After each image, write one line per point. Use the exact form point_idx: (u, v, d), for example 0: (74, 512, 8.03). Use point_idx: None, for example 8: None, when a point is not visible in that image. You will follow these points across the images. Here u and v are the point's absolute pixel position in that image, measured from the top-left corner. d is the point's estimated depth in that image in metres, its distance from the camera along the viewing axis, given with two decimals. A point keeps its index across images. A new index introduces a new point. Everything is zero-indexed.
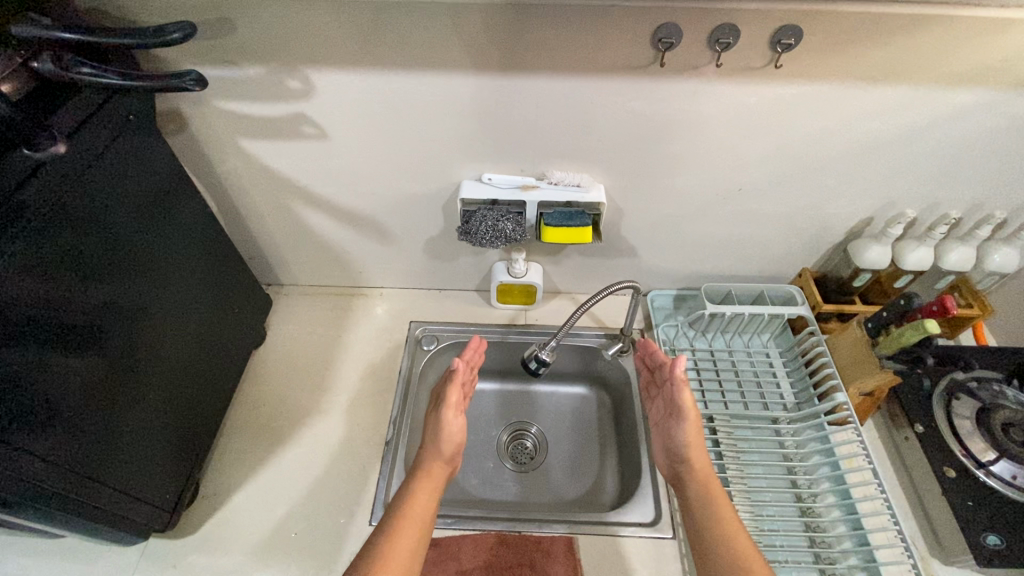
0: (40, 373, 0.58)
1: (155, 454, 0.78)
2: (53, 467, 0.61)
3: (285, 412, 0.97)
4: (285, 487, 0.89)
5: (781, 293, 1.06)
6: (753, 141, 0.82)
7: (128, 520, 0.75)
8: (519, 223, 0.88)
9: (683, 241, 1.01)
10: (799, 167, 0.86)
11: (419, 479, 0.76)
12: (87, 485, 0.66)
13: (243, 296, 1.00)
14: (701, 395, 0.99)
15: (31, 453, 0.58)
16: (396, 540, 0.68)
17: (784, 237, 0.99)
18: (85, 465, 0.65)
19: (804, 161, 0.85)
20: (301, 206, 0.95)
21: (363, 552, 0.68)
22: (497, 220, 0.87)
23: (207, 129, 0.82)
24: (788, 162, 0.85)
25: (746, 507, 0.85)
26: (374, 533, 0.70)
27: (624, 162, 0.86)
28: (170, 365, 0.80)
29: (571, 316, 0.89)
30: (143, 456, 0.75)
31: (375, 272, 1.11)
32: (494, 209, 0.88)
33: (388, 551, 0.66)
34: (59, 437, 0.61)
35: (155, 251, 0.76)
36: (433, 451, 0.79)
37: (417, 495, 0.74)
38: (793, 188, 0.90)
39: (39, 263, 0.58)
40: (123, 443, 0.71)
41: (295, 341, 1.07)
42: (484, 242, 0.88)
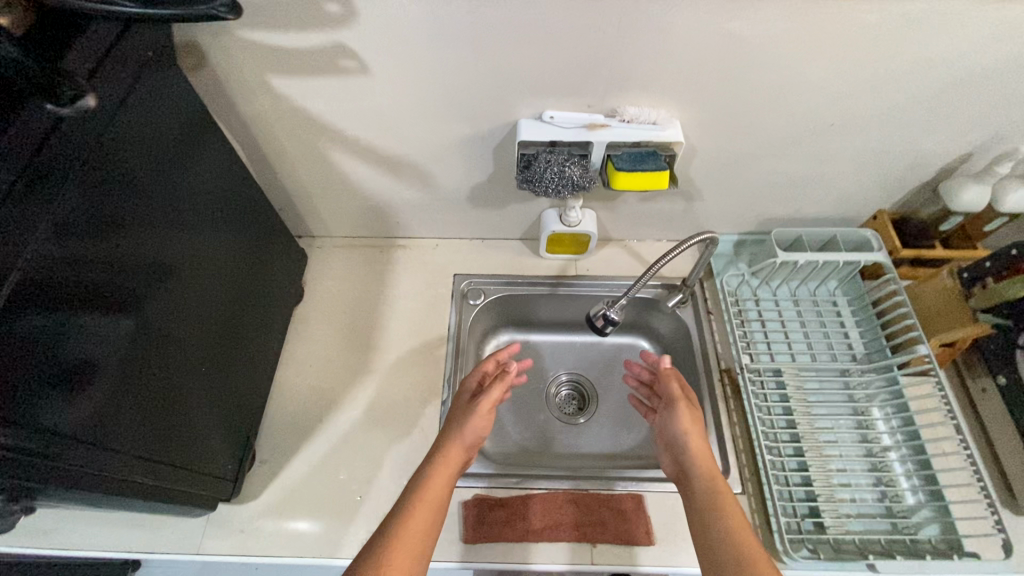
0: (87, 353, 0.52)
1: (208, 427, 0.74)
2: (111, 452, 0.56)
3: (333, 373, 0.94)
4: (343, 450, 0.87)
5: (854, 238, 0.98)
6: (859, 68, 0.71)
7: (191, 495, 0.72)
8: (585, 168, 0.78)
9: (754, 182, 0.92)
10: (902, 99, 0.76)
11: (437, 462, 0.74)
12: (147, 460, 0.62)
13: (278, 253, 0.93)
14: (768, 347, 0.96)
15: (82, 440, 0.52)
16: (411, 519, 0.67)
17: (866, 177, 0.91)
18: (142, 442, 0.61)
19: (910, 92, 0.75)
20: (336, 152, 0.86)
21: (380, 530, 0.66)
22: (562, 166, 0.76)
23: (230, 64, 0.70)
24: (893, 92, 0.75)
25: (816, 463, 0.85)
26: (389, 515, 0.68)
27: (707, 95, 0.75)
28: (213, 334, 0.75)
29: (642, 276, 0.81)
30: (198, 430, 0.72)
31: (414, 222, 1.03)
32: (554, 152, 0.78)
33: (401, 530, 0.65)
34: (113, 417, 0.56)
35: (189, 213, 0.68)
36: (452, 437, 0.77)
37: (434, 480, 0.72)
38: (891, 122, 0.80)
39: (76, 233, 0.51)
40: (177, 416, 0.67)
41: (335, 298, 1.01)
42: (547, 192, 0.78)
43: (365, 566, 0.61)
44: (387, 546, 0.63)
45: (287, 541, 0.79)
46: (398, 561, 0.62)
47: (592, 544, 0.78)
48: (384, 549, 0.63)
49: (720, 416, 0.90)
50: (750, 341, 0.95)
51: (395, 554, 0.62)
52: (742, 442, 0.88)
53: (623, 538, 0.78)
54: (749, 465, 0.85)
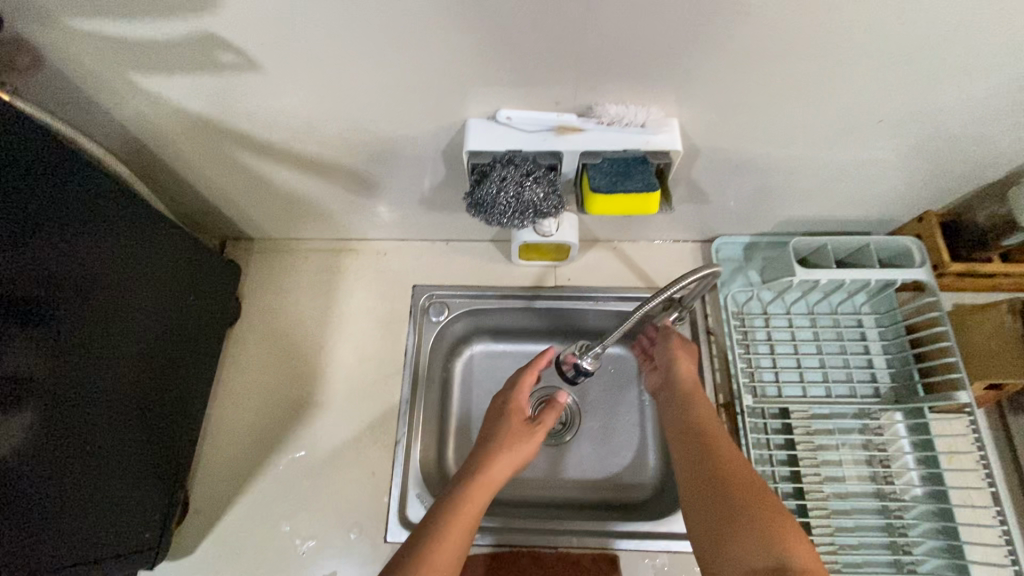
0: None
1: (141, 462, 0.69)
2: None
3: (276, 406, 0.83)
4: (284, 497, 0.78)
5: (891, 244, 0.80)
6: (922, 53, 0.52)
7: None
8: (551, 187, 0.63)
9: (769, 183, 0.74)
10: (974, 91, 0.57)
11: (479, 481, 0.64)
12: (69, 509, 0.57)
13: (201, 274, 0.80)
14: (775, 377, 0.81)
15: None
16: (444, 544, 0.56)
17: (914, 177, 0.72)
18: (60, 490, 0.56)
19: (986, 82, 0.55)
20: (249, 156, 0.70)
21: (399, 554, 0.56)
22: (519, 188, 0.62)
23: (77, 63, 0.54)
24: (966, 81, 0.55)
25: (822, 523, 0.73)
26: (416, 535, 0.58)
27: (711, 88, 0.56)
28: (142, 356, 0.68)
29: (651, 300, 0.64)
30: (129, 470, 0.66)
31: (365, 225, 0.88)
32: (512, 168, 0.61)
33: (435, 555, 0.55)
34: (16, 475, 0.51)
35: (57, 264, 0.54)
36: (499, 457, 0.67)
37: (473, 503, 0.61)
38: (957, 116, 0.60)
39: None
40: (104, 453, 0.62)
41: (277, 313, 0.89)
42: (505, 218, 0.66)
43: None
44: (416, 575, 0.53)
45: None
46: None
47: None
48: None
49: None
50: (754, 371, 0.80)
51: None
52: None
53: None
54: None
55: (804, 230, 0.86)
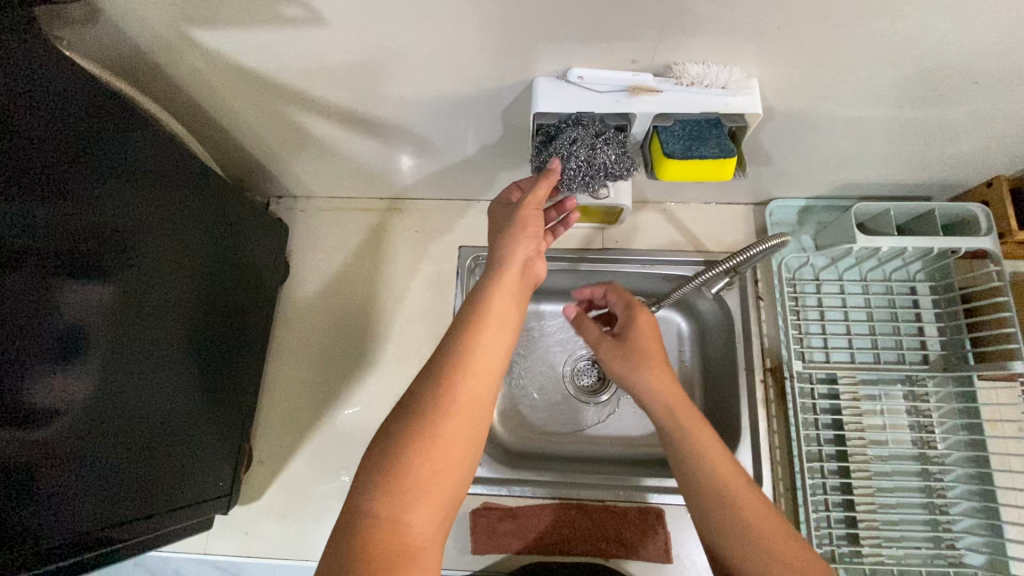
0: (35, 413, 0.47)
1: (207, 410, 0.72)
2: (87, 502, 0.54)
3: (328, 365, 0.85)
4: (342, 450, 0.81)
5: (956, 211, 0.78)
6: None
7: (186, 525, 0.70)
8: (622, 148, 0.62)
9: (835, 145, 0.72)
10: None
11: (485, 299, 0.54)
12: (142, 451, 0.60)
13: (253, 233, 0.80)
14: (823, 343, 0.81)
15: (49, 503, 0.49)
16: (459, 384, 0.48)
17: (991, 141, 0.69)
18: (135, 436, 0.59)
19: None
20: (301, 113, 0.68)
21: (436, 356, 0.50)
22: (592, 147, 0.60)
23: (133, 17, 0.52)
24: None
25: (863, 482, 0.75)
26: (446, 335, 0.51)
27: (797, 47, 0.54)
28: (197, 309, 0.69)
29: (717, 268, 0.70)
30: (193, 418, 0.69)
31: (411, 184, 0.87)
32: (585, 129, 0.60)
33: (452, 397, 0.47)
34: (123, 414, 0.57)
35: (134, 227, 0.58)
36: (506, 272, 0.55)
37: (501, 291, 0.54)
38: None
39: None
40: (167, 402, 0.64)
41: (325, 272, 0.89)
42: (572, 183, 0.64)
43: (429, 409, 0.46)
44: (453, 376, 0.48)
45: (290, 544, 0.77)
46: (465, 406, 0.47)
47: (604, 559, 0.76)
48: (453, 377, 0.48)
49: (759, 422, 0.80)
50: (804, 336, 0.81)
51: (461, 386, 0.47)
52: (780, 454, 0.79)
53: (637, 556, 0.76)
54: (785, 477, 0.78)
55: (864, 194, 0.84)
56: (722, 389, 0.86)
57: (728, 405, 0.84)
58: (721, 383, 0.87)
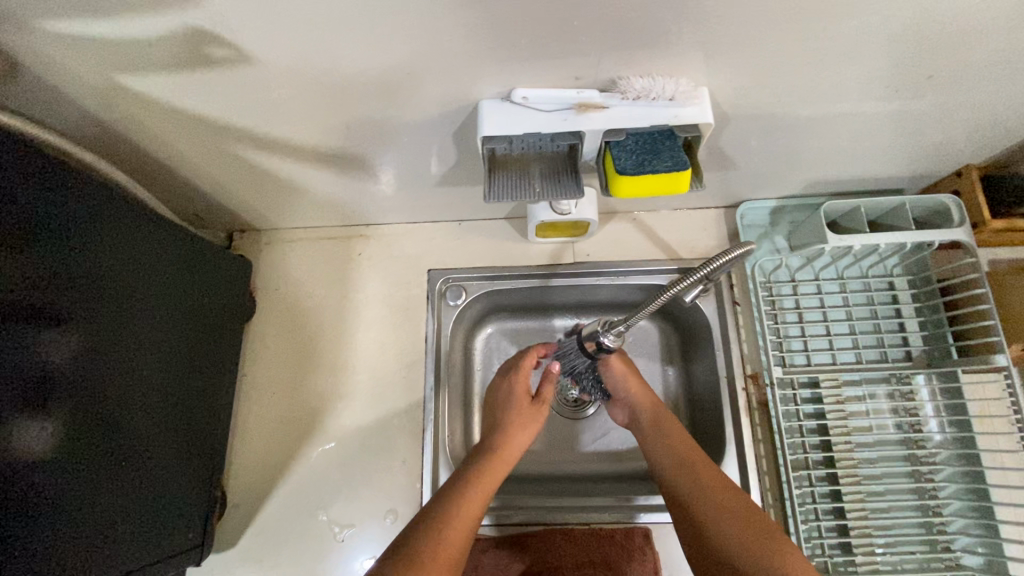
0: (23, 470, 0.48)
1: (180, 452, 0.70)
2: (77, 555, 0.54)
3: (300, 401, 0.83)
4: (318, 488, 0.79)
5: (928, 203, 0.76)
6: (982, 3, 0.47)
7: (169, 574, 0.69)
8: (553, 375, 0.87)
9: (798, 144, 0.70)
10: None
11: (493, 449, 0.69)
12: (129, 497, 0.61)
13: (219, 268, 0.79)
14: (803, 346, 0.80)
15: (38, 560, 0.49)
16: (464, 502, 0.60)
17: (956, 131, 0.68)
18: (123, 483, 0.60)
19: None
20: (248, 149, 0.67)
21: (470, 457, 0.69)
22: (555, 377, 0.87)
23: (54, 68, 0.50)
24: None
25: (853, 489, 0.73)
26: (475, 448, 0.70)
27: (744, 54, 0.52)
28: (169, 347, 0.68)
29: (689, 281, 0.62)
30: (167, 460, 0.67)
31: (374, 210, 0.85)
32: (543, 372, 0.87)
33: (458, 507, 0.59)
34: (112, 462, 0.58)
35: (106, 275, 0.58)
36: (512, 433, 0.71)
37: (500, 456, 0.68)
38: (1009, 68, 0.56)
39: None
40: (142, 443, 0.63)
41: (293, 305, 0.87)
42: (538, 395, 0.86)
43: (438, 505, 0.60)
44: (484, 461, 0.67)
45: None
46: (483, 485, 0.63)
47: None
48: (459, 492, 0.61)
49: (743, 432, 0.78)
50: (783, 341, 0.79)
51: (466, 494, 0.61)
52: (766, 463, 0.77)
53: None
54: (773, 487, 0.76)
55: (835, 190, 0.82)
56: (706, 400, 0.84)
57: (713, 415, 0.83)
58: (705, 393, 0.85)
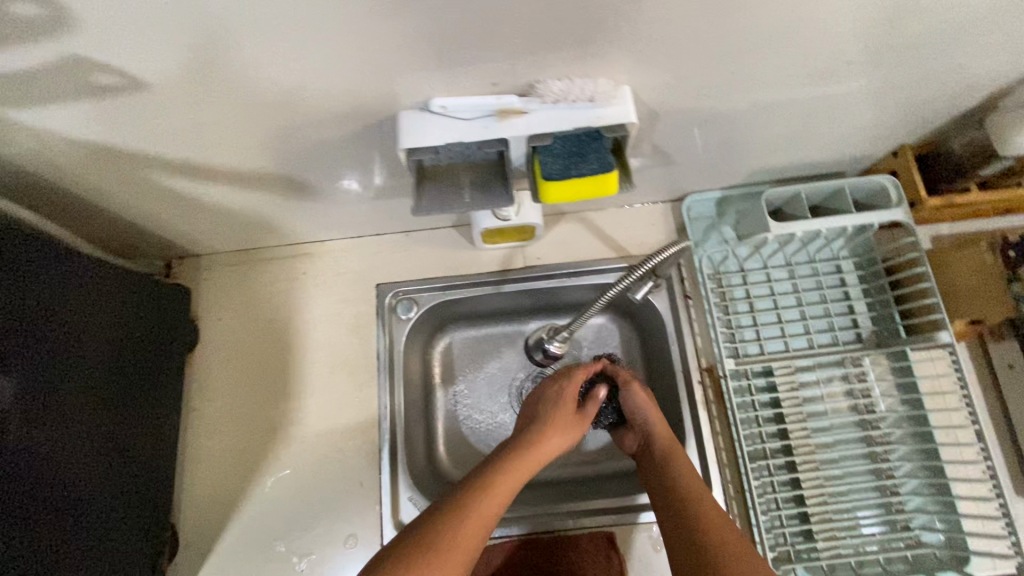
0: None
1: (122, 494, 0.67)
2: None
3: (251, 431, 0.80)
4: (275, 518, 0.77)
5: (865, 184, 0.77)
6: None
7: None
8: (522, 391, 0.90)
9: (732, 136, 0.70)
10: (937, 22, 0.52)
11: (525, 445, 0.64)
12: (68, 546, 0.57)
13: (152, 295, 0.75)
14: (756, 336, 0.79)
15: None
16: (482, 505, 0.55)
17: (884, 113, 0.68)
18: (60, 532, 0.56)
19: (950, 12, 0.51)
20: (166, 176, 0.64)
21: (499, 451, 0.64)
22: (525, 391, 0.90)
23: None
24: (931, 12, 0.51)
25: (812, 476, 0.73)
26: (507, 444, 0.65)
27: (660, 52, 0.52)
28: (105, 386, 0.64)
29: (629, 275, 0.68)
30: (110, 508, 0.64)
31: (315, 227, 0.82)
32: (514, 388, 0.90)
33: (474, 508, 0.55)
34: (49, 511, 0.55)
35: (30, 319, 0.55)
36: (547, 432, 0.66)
37: (532, 454, 0.63)
38: (924, 48, 0.56)
39: None
40: (82, 494, 0.60)
41: (238, 331, 0.84)
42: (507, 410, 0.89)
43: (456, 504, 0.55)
44: (516, 454, 0.62)
45: None
46: (505, 487, 0.58)
47: None
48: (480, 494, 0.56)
49: (702, 426, 0.78)
50: (735, 332, 0.79)
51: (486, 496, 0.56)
52: (726, 455, 0.77)
53: None
54: (734, 480, 0.76)
55: (777, 178, 0.82)
56: (665, 396, 0.84)
57: (672, 411, 0.82)
58: (664, 389, 0.84)
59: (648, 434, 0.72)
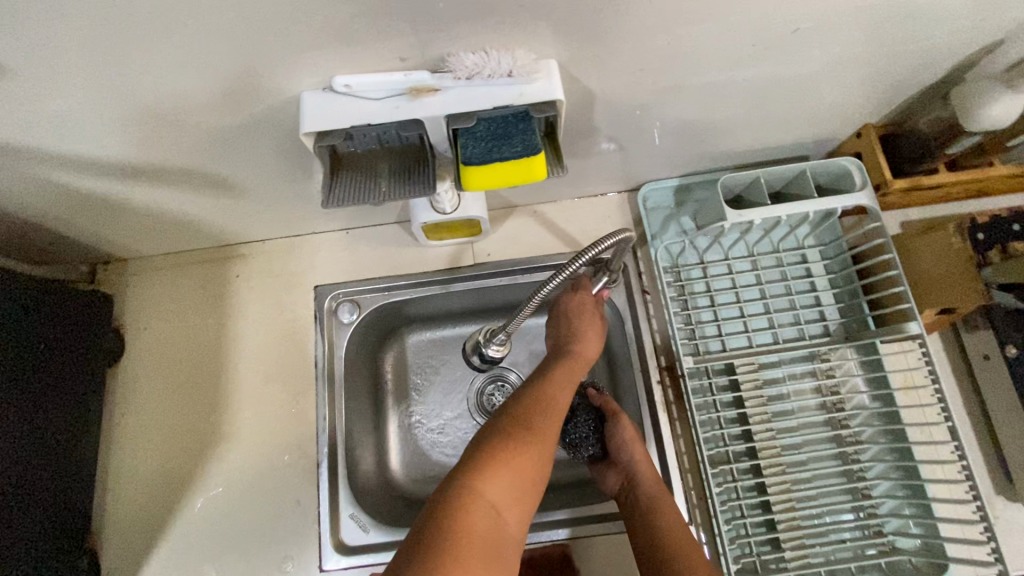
0: None
1: (31, 520, 0.61)
2: None
3: (179, 447, 0.74)
4: (204, 542, 0.71)
5: (829, 168, 0.72)
6: None
7: None
8: (481, 394, 0.86)
9: (682, 118, 0.65)
10: None
11: (543, 391, 0.54)
12: None
13: (66, 300, 0.69)
14: (718, 331, 0.75)
15: None
16: (503, 474, 0.45)
17: (841, 90, 0.64)
18: None
19: None
20: (62, 173, 0.58)
21: (514, 396, 0.55)
22: (483, 395, 0.85)
23: None
24: None
25: (779, 480, 0.68)
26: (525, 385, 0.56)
27: (584, 21, 0.47)
28: (5, 402, 0.58)
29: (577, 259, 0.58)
30: (15, 536, 0.58)
31: (247, 227, 0.77)
32: (472, 392, 0.86)
33: (493, 482, 0.45)
34: None
35: None
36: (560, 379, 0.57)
37: (555, 402, 0.54)
38: (876, 14, 0.51)
39: None
40: None
41: (167, 340, 0.79)
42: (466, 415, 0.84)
43: (472, 477, 0.44)
44: (541, 405, 0.53)
45: None
46: (536, 448, 0.49)
47: None
48: (503, 459, 0.46)
49: (662, 430, 0.73)
50: (696, 328, 0.74)
51: (508, 464, 0.46)
52: (688, 460, 0.72)
53: None
54: (697, 486, 0.71)
55: (736, 164, 0.77)
56: (625, 398, 0.79)
57: (632, 414, 0.77)
58: (623, 390, 0.79)
59: (631, 477, 0.67)
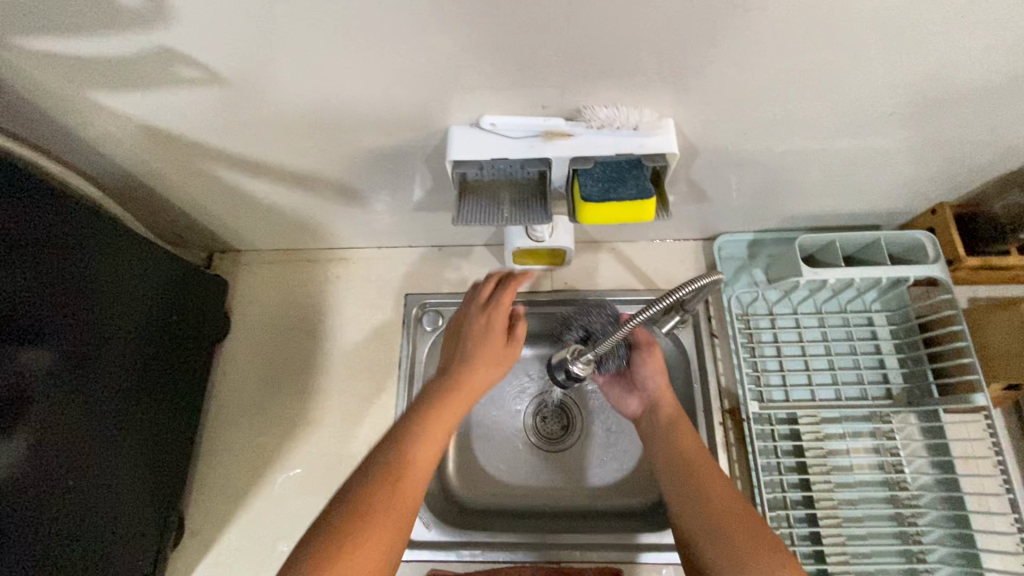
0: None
1: (144, 469, 0.69)
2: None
3: (267, 426, 0.81)
4: (278, 517, 0.76)
5: (903, 239, 0.77)
6: (929, 45, 0.48)
7: None
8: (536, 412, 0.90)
9: (768, 179, 0.71)
10: (976, 84, 0.54)
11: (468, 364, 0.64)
12: (88, 513, 0.59)
13: (196, 280, 0.79)
14: (782, 381, 0.78)
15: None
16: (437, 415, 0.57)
17: (922, 170, 0.69)
18: (83, 499, 0.58)
19: (990, 75, 0.52)
20: (225, 170, 0.68)
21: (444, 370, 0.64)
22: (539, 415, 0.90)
23: (31, 81, 0.51)
24: (973, 74, 0.52)
25: (832, 531, 0.70)
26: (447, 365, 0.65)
27: (705, 91, 0.54)
28: (143, 361, 0.67)
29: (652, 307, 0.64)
30: (132, 479, 0.66)
31: (353, 234, 0.86)
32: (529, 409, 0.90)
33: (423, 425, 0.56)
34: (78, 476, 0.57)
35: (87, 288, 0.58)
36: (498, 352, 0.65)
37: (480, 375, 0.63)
38: (964, 108, 0.57)
39: None
40: (109, 465, 0.62)
41: (267, 327, 0.87)
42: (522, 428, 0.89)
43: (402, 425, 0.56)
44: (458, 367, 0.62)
45: None
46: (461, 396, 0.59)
47: None
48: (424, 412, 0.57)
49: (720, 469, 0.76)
50: (761, 375, 0.78)
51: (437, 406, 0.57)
52: None
53: None
54: None
55: (810, 226, 0.82)
56: None
57: None
58: None
59: (653, 402, 0.71)
